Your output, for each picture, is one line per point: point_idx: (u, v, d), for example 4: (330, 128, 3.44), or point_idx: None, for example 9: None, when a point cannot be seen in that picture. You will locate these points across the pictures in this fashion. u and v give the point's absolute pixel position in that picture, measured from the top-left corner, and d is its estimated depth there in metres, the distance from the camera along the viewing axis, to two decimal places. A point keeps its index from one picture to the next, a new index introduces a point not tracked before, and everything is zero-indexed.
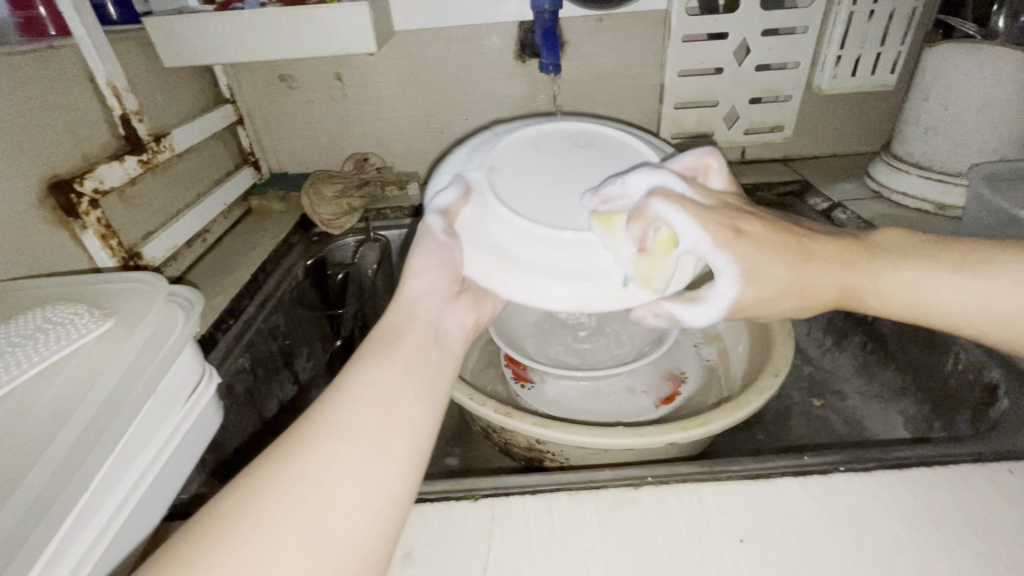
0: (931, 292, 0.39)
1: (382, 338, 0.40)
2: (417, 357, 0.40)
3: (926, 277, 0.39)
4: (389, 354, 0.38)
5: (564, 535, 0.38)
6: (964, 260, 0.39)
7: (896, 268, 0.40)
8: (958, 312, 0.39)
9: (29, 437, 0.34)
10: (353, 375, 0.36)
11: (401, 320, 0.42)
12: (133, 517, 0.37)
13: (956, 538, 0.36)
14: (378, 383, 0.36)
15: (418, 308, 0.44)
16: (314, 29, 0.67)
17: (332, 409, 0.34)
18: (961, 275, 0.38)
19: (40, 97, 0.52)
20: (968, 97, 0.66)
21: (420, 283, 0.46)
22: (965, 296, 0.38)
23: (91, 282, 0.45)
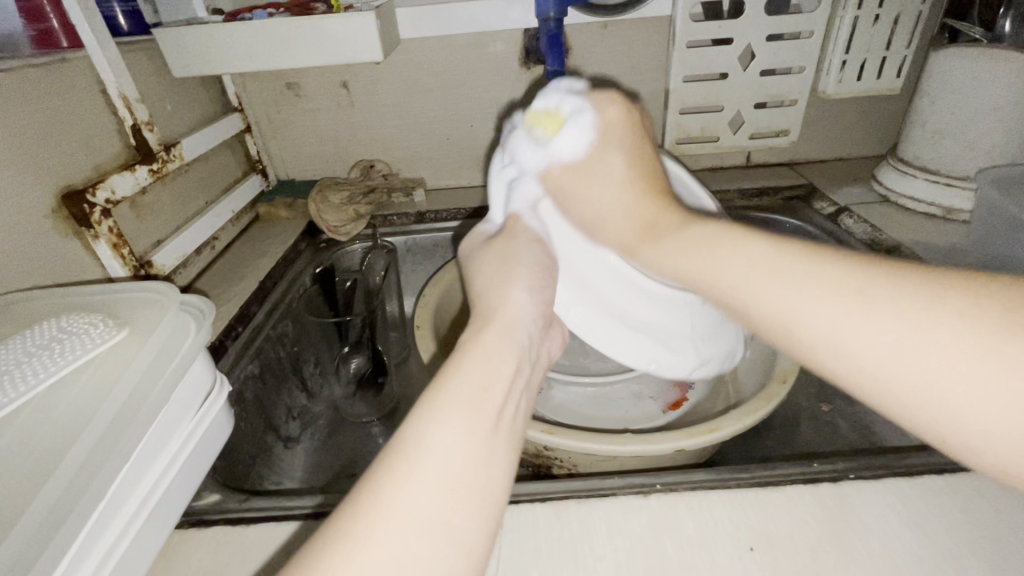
0: (801, 297, 0.29)
1: (477, 368, 0.33)
2: (510, 403, 0.33)
3: (763, 274, 0.31)
4: (481, 400, 0.31)
5: (574, 544, 0.38)
6: (867, 276, 0.28)
7: (728, 249, 0.33)
8: (812, 335, 0.29)
9: (45, 447, 0.35)
10: (434, 410, 0.30)
11: (499, 347, 0.35)
12: (147, 525, 0.37)
13: (968, 547, 0.36)
14: (464, 433, 0.30)
15: (518, 324, 0.39)
16: (322, 39, 0.67)
17: (407, 447, 0.28)
18: (855, 301, 0.28)
19: (54, 109, 0.53)
20: (975, 101, 0.66)
21: (523, 296, 0.41)
22: (843, 320, 0.28)
23: (103, 292, 0.46)
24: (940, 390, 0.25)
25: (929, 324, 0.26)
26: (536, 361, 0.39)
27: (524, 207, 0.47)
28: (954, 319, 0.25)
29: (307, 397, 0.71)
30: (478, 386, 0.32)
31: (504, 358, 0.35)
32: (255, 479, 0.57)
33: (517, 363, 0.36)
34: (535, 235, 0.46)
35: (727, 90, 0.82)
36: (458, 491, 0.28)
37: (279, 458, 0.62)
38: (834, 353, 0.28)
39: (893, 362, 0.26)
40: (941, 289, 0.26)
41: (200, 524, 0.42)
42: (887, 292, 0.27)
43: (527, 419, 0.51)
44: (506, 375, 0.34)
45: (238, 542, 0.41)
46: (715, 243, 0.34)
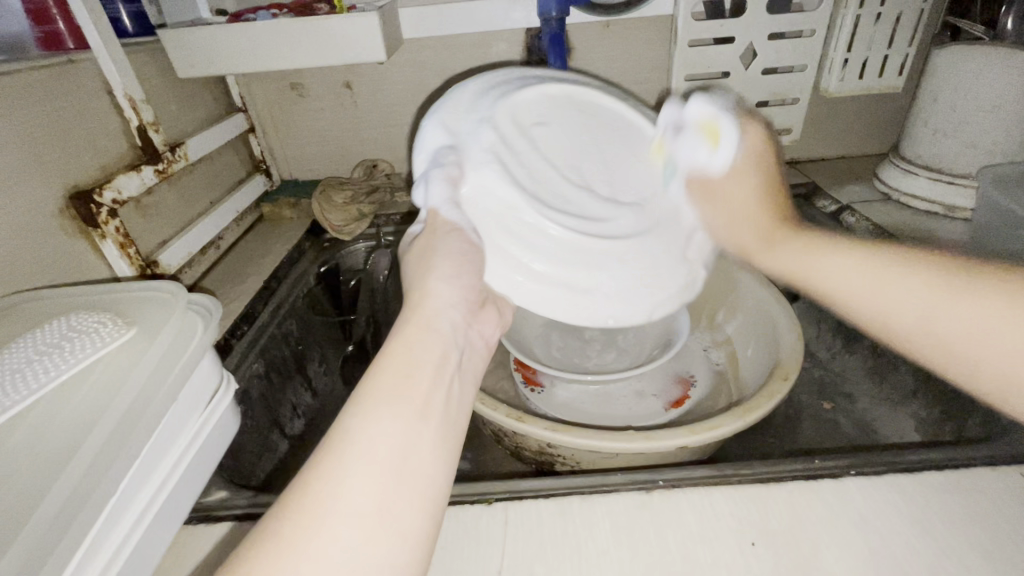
0: (872, 296, 0.39)
1: (396, 360, 0.33)
2: (436, 388, 0.33)
3: (850, 270, 0.41)
4: (401, 390, 0.32)
5: (577, 539, 0.38)
6: (932, 274, 0.37)
7: (829, 255, 0.43)
8: (903, 321, 0.37)
9: (55, 444, 0.35)
10: (353, 409, 0.30)
11: (420, 338, 0.35)
12: (156, 521, 0.38)
13: (969, 542, 0.37)
14: (382, 425, 0.30)
15: (439, 320, 0.38)
16: (326, 39, 0.68)
17: (331, 448, 0.29)
18: (925, 287, 0.36)
19: (60, 111, 0.54)
20: (977, 99, 0.66)
21: (447, 287, 0.39)
22: (900, 303, 0.37)
23: (112, 291, 0.46)
24: (976, 341, 0.33)
25: (979, 302, 0.33)
26: (467, 347, 0.39)
27: (445, 201, 0.40)
28: (958, 287, 0.35)
29: (311, 395, 0.72)
30: (397, 377, 0.32)
31: (424, 347, 0.35)
32: (261, 476, 0.57)
33: (442, 351, 0.35)
34: (461, 227, 0.40)
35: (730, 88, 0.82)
36: (387, 477, 0.29)
37: (284, 456, 0.63)
38: (920, 328, 0.36)
39: (951, 328, 0.34)
40: (966, 277, 0.35)
41: (207, 520, 0.43)
42: (957, 282, 0.35)
43: (530, 417, 0.52)
44: (429, 363, 0.34)
45: (245, 537, 0.42)
46: (803, 262, 0.44)
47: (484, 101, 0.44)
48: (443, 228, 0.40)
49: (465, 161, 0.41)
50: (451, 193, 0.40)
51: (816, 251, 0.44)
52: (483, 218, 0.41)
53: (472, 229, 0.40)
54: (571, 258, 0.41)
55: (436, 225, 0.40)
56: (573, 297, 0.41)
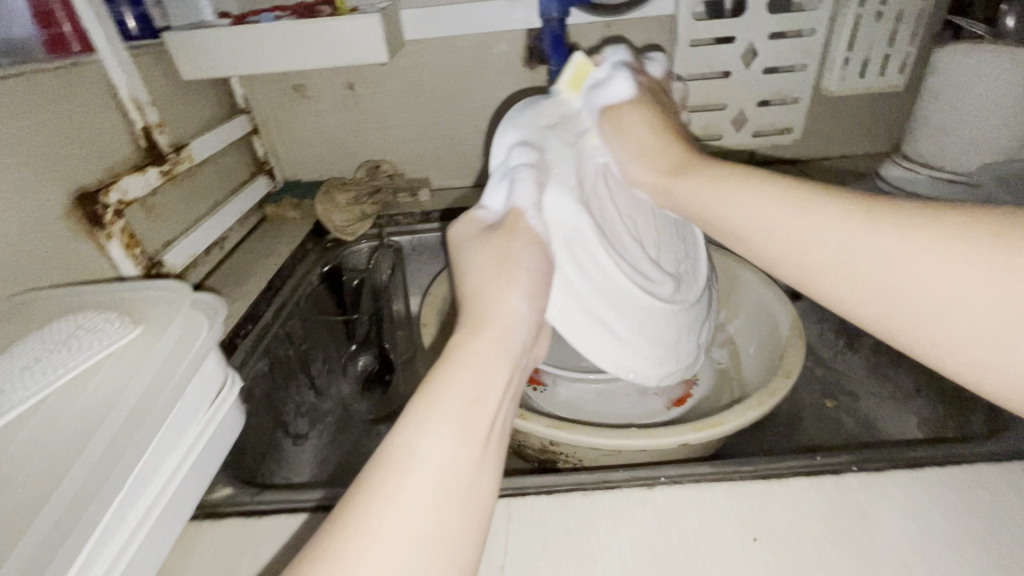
0: (804, 237, 0.35)
1: (467, 376, 0.33)
2: (498, 410, 0.34)
3: (778, 215, 0.36)
4: (473, 415, 0.32)
5: (579, 535, 0.38)
6: (873, 209, 0.33)
7: (746, 195, 0.39)
8: (825, 257, 0.34)
9: (63, 440, 0.36)
10: (424, 424, 0.31)
11: (492, 355, 0.35)
12: (162, 518, 0.38)
13: (970, 537, 0.37)
14: (450, 450, 0.30)
15: (513, 333, 0.37)
16: (330, 41, 0.68)
17: (396, 462, 0.29)
18: (858, 228, 0.33)
19: (66, 112, 0.54)
20: (978, 97, 0.66)
21: (521, 303, 0.39)
22: (838, 243, 0.33)
23: (119, 291, 0.47)
24: (933, 291, 0.30)
25: (932, 239, 0.30)
26: (524, 363, 0.40)
27: (529, 204, 0.43)
28: (913, 234, 0.31)
29: (315, 394, 0.72)
30: (468, 397, 0.32)
31: (496, 367, 0.35)
32: (265, 473, 0.58)
33: (509, 372, 0.36)
34: (539, 235, 0.43)
35: (731, 87, 0.82)
36: (449, 505, 0.29)
37: (288, 455, 0.63)
38: (839, 271, 0.33)
39: (894, 274, 0.31)
40: (917, 216, 0.31)
41: (213, 517, 0.43)
42: (892, 226, 0.32)
43: (532, 415, 0.52)
44: (498, 386, 0.34)
45: (250, 533, 0.42)
46: (716, 195, 0.40)
47: (570, 127, 0.50)
48: (528, 235, 0.42)
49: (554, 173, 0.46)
50: (536, 198, 0.44)
51: (735, 186, 0.39)
52: (557, 230, 0.45)
53: (548, 238, 0.44)
54: (621, 301, 0.47)
55: (516, 228, 0.42)
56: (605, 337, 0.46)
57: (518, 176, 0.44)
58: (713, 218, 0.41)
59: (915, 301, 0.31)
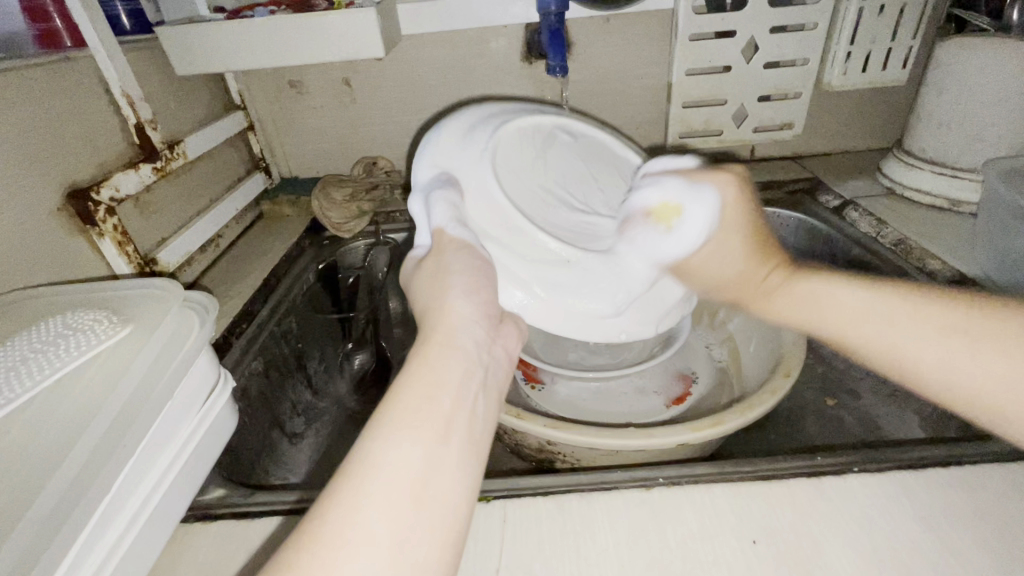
0: (903, 347, 0.39)
1: (418, 382, 0.33)
2: (458, 411, 0.32)
3: (878, 325, 0.41)
4: (421, 412, 0.31)
5: (576, 537, 0.38)
6: (964, 314, 0.37)
7: (848, 304, 0.43)
8: (924, 359, 0.38)
9: (50, 442, 0.35)
10: (377, 430, 0.30)
11: (442, 357, 0.35)
12: (152, 520, 0.38)
13: (974, 539, 0.36)
14: (400, 449, 0.30)
15: (459, 334, 0.37)
16: (324, 35, 0.67)
17: (351, 470, 0.29)
18: (955, 335, 0.37)
19: (57, 108, 0.54)
20: (982, 91, 0.65)
21: (463, 299, 0.39)
22: (928, 352, 0.38)
23: (109, 289, 0.46)
24: (1012, 400, 0.34)
25: (1002, 355, 0.35)
26: (493, 361, 0.38)
27: (450, 220, 0.42)
28: (993, 348, 0.35)
29: (312, 393, 0.71)
30: (416, 399, 0.32)
31: (445, 366, 0.34)
32: (260, 473, 0.57)
33: (465, 369, 0.35)
34: (467, 242, 0.41)
35: (731, 82, 0.82)
36: (404, 504, 0.28)
37: (283, 454, 0.63)
38: (936, 370, 0.37)
39: (976, 380, 0.36)
40: (1000, 333, 0.36)
41: (206, 519, 0.43)
42: (988, 336, 0.36)
43: (530, 414, 0.51)
44: (451, 383, 0.33)
45: (243, 535, 0.41)
46: (817, 292, 0.45)
47: (480, 126, 0.47)
48: (453, 241, 0.41)
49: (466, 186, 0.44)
50: (456, 212, 0.43)
51: (835, 293, 0.44)
52: (489, 228, 0.44)
53: (479, 243, 0.42)
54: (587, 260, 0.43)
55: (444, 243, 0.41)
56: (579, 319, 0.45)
57: (434, 198, 0.42)
58: (820, 323, 0.45)
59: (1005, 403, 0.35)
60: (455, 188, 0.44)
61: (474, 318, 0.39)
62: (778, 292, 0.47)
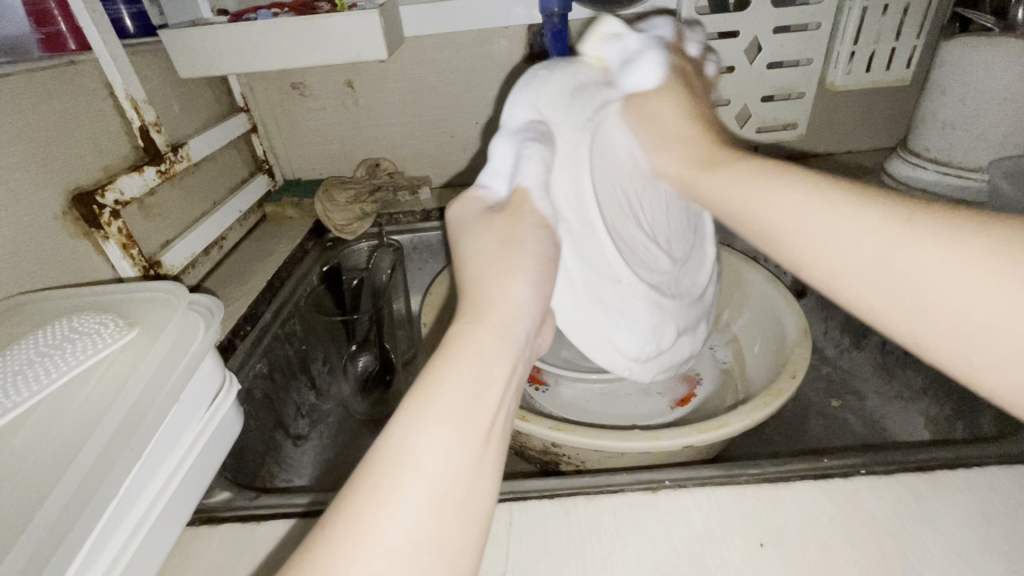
0: (830, 233, 0.32)
1: (467, 371, 0.32)
2: (501, 410, 0.32)
3: (810, 206, 0.34)
4: (472, 407, 0.31)
5: (582, 540, 0.38)
6: (911, 213, 0.30)
7: (781, 189, 0.36)
8: (854, 262, 0.31)
9: (56, 446, 0.35)
10: (420, 422, 0.29)
11: (494, 347, 0.34)
12: (158, 523, 0.38)
13: (982, 542, 0.36)
14: (446, 446, 0.29)
15: (513, 325, 0.36)
16: (328, 38, 0.67)
17: (387, 464, 0.28)
18: (898, 232, 0.30)
19: (63, 112, 0.54)
20: (987, 91, 0.65)
21: (519, 287, 0.38)
22: (853, 241, 0.31)
23: (114, 292, 0.46)
24: (939, 292, 0.28)
25: (942, 241, 0.28)
26: (531, 357, 0.38)
27: (539, 186, 0.42)
28: (926, 230, 0.29)
29: (315, 395, 0.71)
30: (468, 393, 0.31)
31: (498, 359, 0.33)
32: (264, 476, 0.57)
33: (511, 364, 0.34)
34: (546, 217, 0.42)
35: (734, 83, 0.81)
36: (444, 509, 0.27)
37: (288, 456, 0.63)
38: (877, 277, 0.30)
39: (914, 277, 0.29)
40: (948, 218, 0.29)
41: (211, 522, 0.43)
42: (937, 230, 0.29)
43: (534, 416, 0.51)
44: (500, 379, 0.33)
45: (249, 539, 0.41)
46: (754, 181, 0.38)
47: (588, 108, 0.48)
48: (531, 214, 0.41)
49: (563, 155, 0.44)
50: (543, 175, 0.42)
51: (770, 181, 0.37)
52: (566, 210, 0.44)
53: (556, 219, 0.42)
54: (625, 296, 0.45)
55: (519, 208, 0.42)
56: (601, 335, 0.43)
57: (529, 146, 0.42)
58: (742, 202, 0.38)
59: (921, 291, 0.28)
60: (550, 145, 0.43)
61: (526, 305, 0.38)
62: (718, 170, 0.42)
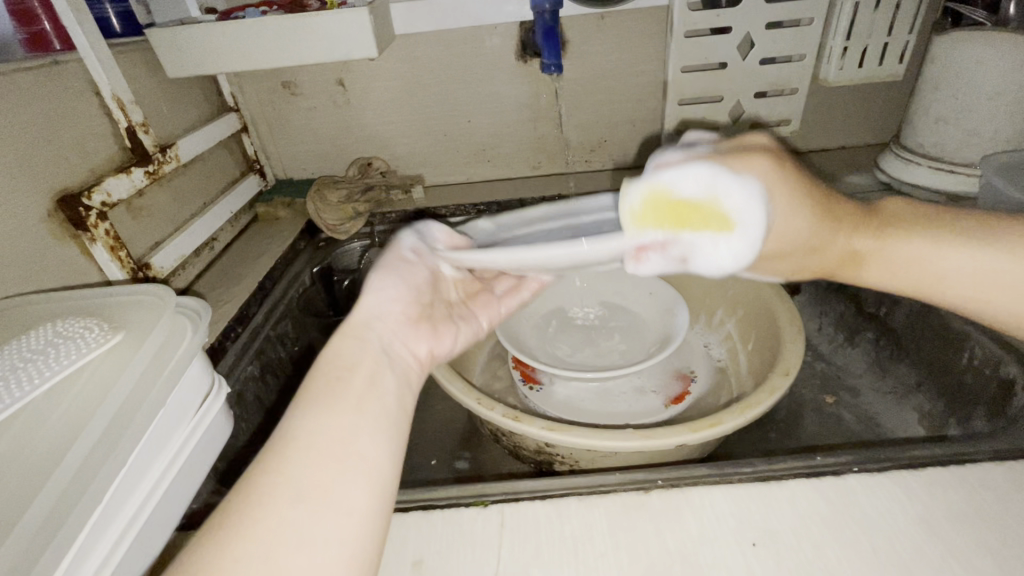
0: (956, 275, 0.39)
1: (332, 368, 0.36)
2: (373, 385, 0.35)
3: (952, 256, 0.39)
4: (337, 392, 0.34)
5: (575, 541, 0.37)
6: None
7: (919, 246, 0.39)
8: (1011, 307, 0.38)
9: (39, 454, 0.34)
10: (297, 417, 0.33)
11: (351, 348, 0.38)
12: (145, 530, 0.37)
13: (974, 539, 0.36)
14: (322, 424, 0.32)
15: (378, 327, 0.40)
16: (317, 37, 0.67)
17: (282, 446, 0.31)
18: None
19: (47, 112, 0.53)
20: (979, 87, 0.65)
21: (380, 300, 0.42)
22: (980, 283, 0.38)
23: (99, 296, 0.46)
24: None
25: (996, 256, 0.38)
26: (410, 345, 0.41)
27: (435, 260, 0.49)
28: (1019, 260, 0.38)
29: None
30: (327, 387, 0.34)
31: (358, 356, 0.37)
32: None
33: (376, 355, 0.38)
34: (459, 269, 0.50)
35: (727, 79, 0.81)
36: (330, 466, 0.30)
37: None
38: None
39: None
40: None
41: None
42: None
43: (527, 416, 0.51)
44: (363, 367, 0.36)
45: None
46: (922, 256, 0.39)
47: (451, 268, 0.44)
48: (385, 264, 0.46)
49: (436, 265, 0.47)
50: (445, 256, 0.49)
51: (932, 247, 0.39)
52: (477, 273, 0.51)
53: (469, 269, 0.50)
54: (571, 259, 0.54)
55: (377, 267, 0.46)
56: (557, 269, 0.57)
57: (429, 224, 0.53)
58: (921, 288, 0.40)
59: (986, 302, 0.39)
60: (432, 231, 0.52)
61: (391, 317, 0.42)
62: (892, 246, 0.40)
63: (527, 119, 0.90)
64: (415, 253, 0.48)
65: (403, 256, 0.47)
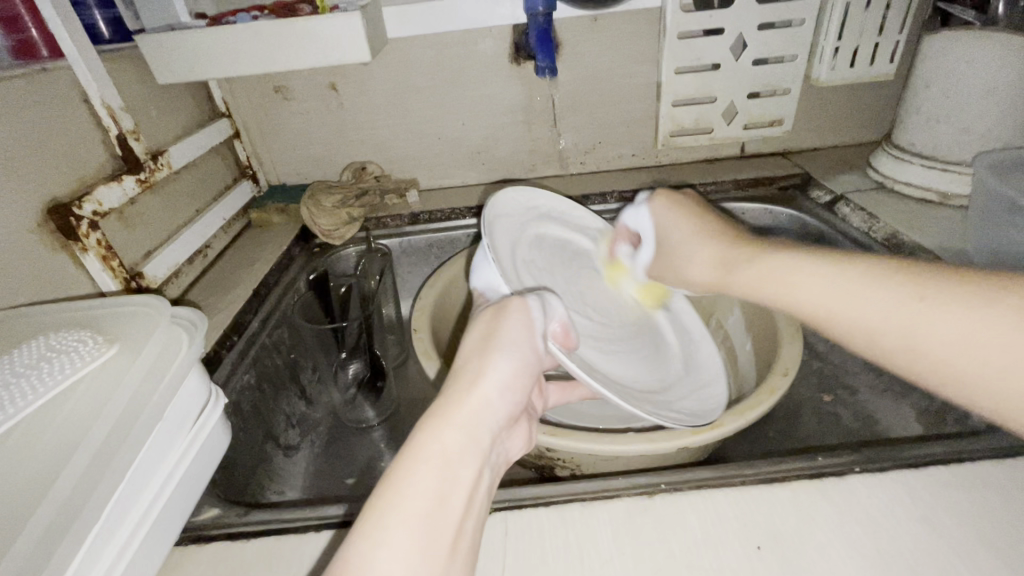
0: (850, 301, 0.37)
1: (436, 469, 0.33)
2: (467, 504, 0.33)
3: (817, 278, 0.39)
4: (439, 511, 0.31)
5: (580, 549, 0.37)
6: (911, 281, 0.34)
7: (801, 269, 0.41)
8: (883, 334, 0.34)
9: (30, 475, 0.33)
10: (384, 531, 0.30)
11: (458, 446, 0.34)
12: (143, 546, 0.36)
13: (978, 539, 0.36)
14: (406, 557, 0.29)
15: (483, 424, 0.37)
16: (306, 41, 0.66)
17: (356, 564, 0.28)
18: (912, 302, 0.33)
19: (35, 121, 0.52)
20: (968, 86, 0.66)
21: (492, 392, 0.38)
22: (931, 328, 0.32)
23: (90, 309, 0.45)
24: (926, 333, 0.32)
25: (1004, 319, 0.30)
26: (499, 455, 0.38)
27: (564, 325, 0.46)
28: (969, 301, 0.31)
29: (305, 404, 0.71)
30: (429, 499, 0.31)
31: (463, 463, 0.34)
32: (255, 490, 0.56)
33: (478, 469, 0.35)
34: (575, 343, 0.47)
35: (720, 80, 0.81)
36: None
37: (279, 467, 0.62)
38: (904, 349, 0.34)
39: (921, 341, 0.33)
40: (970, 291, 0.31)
41: (200, 541, 0.42)
42: (942, 298, 0.32)
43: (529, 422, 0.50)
44: (465, 481, 0.33)
45: (239, 556, 0.40)
46: (783, 269, 0.42)
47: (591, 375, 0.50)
48: (508, 345, 0.41)
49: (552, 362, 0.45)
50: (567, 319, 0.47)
51: (788, 265, 0.42)
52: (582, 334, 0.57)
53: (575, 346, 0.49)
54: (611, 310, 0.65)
55: (498, 342, 0.41)
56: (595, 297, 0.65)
57: (554, 304, 0.47)
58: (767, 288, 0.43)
59: (941, 356, 0.32)
60: (555, 315, 0.46)
61: (498, 420, 0.38)
62: (735, 271, 0.48)
63: (521, 121, 0.89)
64: (539, 341, 0.43)
65: (526, 336, 0.42)
